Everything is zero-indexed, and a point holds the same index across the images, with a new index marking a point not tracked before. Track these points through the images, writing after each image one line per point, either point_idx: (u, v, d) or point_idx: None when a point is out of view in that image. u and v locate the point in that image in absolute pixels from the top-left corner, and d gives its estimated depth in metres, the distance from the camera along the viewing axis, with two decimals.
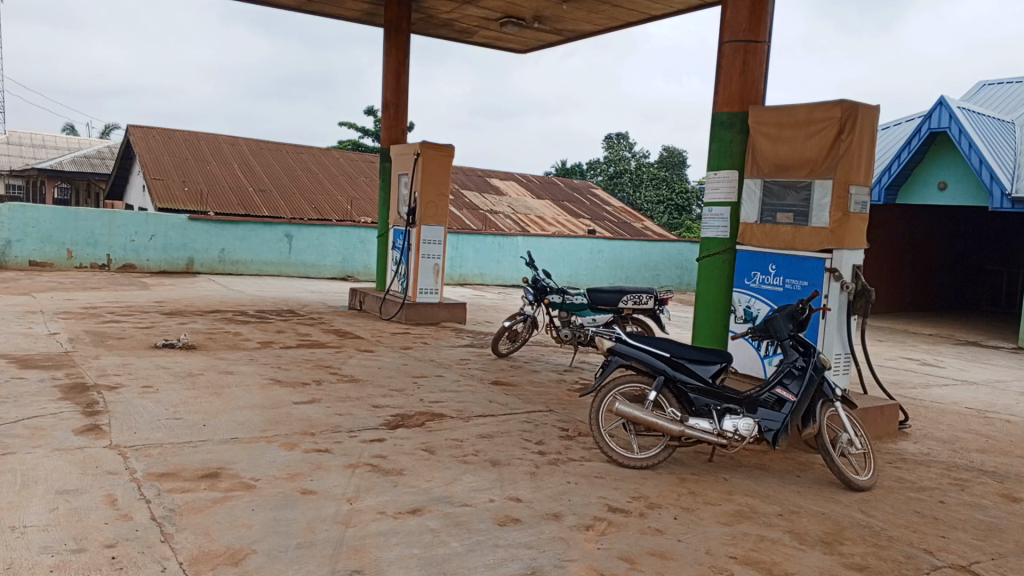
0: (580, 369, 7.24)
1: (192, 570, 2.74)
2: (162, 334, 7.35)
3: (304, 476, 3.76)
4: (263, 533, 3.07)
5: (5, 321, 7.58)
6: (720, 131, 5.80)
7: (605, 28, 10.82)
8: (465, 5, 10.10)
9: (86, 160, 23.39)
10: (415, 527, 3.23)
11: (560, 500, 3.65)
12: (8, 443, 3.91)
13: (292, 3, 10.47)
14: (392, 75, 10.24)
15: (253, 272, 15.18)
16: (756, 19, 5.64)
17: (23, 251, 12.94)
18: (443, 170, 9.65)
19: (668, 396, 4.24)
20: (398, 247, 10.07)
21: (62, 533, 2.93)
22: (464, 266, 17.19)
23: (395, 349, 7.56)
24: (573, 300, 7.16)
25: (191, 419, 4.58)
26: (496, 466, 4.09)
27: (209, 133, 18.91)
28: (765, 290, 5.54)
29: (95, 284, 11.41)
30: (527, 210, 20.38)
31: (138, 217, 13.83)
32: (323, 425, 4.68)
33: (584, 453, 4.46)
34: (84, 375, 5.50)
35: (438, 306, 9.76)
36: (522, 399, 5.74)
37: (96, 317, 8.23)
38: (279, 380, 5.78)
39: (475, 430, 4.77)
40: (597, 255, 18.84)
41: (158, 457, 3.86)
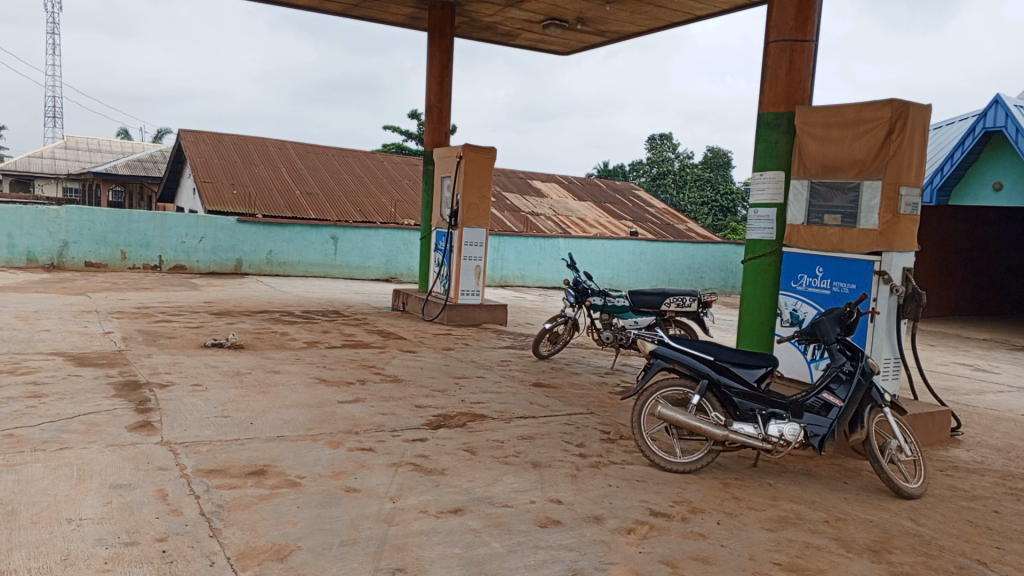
0: (622, 371, 7.20)
1: (240, 565, 2.79)
2: (211, 334, 7.52)
3: (347, 474, 3.81)
4: (307, 530, 3.12)
5: (63, 320, 7.83)
6: (766, 132, 5.72)
7: (648, 29, 10.75)
8: (508, 8, 10.13)
9: (139, 165, 24.03)
10: (456, 526, 3.25)
11: (602, 503, 3.64)
12: (65, 438, 4.04)
13: (338, 8, 10.62)
14: (435, 79, 10.32)
15: (300, 273, 15.43)
16: (803, 17, 5.54)
17: (79, 253, 13.40)
18: (485, 172, 9.69)
19: (711, 399, 4.20)
20: (441, 249, 10.15)
21: (115, 526, 3.02)
22: (505, 267, 17.23)
23: (438, 350, 7.61)
24: (614, 302, 7.12)
25: (239, 417, 4.68)
26: (537, 468, 4.09)
27: (258, 137, 19.28)
28: (812, 293, 5.45)
29: (147, 285, 11.73)
30: (569, 211, 20.35)
31: (188, 220, 14.15)
32: (366, 424, 4.73)
33: (626, 456, 4.44)
34: (136, 373, 5.66)
35: (480, 308, 9.81)
36: (564, 402, 5.73)
37: (148, 316, 8.45)
38: (324, 379, 5.87)
39: (516, 431, 4.78)
40: (639, 257, 18.71)
41: (207, 454, 3.95)
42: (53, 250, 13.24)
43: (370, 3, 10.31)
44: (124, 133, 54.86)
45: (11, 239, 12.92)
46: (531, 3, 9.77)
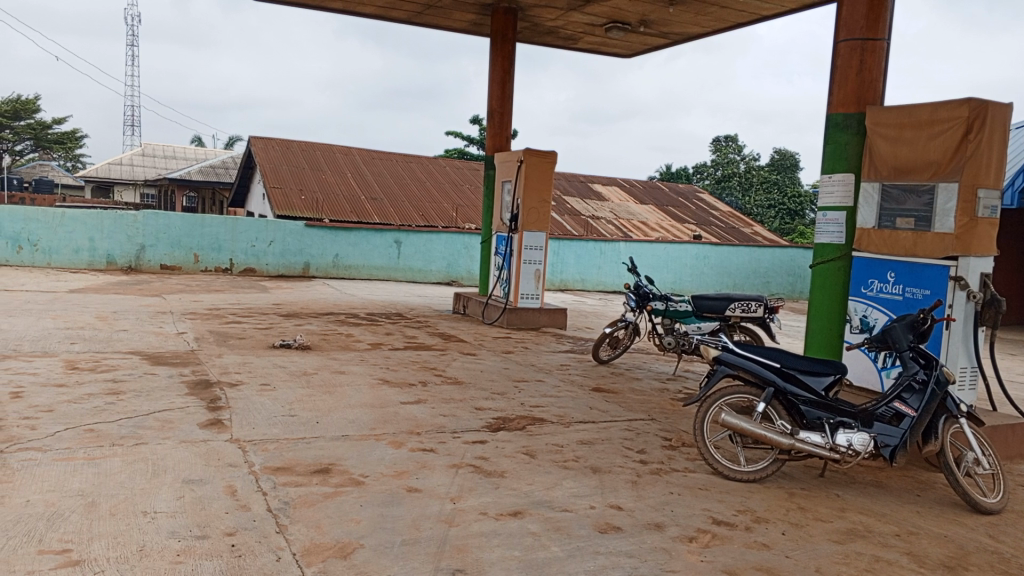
0: (685, 378, 7.11)
1: (305, 561, 2.86)
2: (279, 335, 7.72)
3: (409, 474, 3.87)
4: (370, 528, 3.18)
5: (140, 320, 8.16)
6: (835, 133, 5.58)
7: (713, 30, 10.59)
8: (570, 12, 10.13)
9: (212, 171, 24.84)
10: (516, 529, 3.26)
11: (663, 511, 3.59)
12: (141, 433, 4.21)
13: (403, 15, 10.80)
14: (497, 84, 10.39)
15: (365, 276, 15.71)
16: (875, 15, 5.39)
17: (155, 256, 13.93)
18: (545, 176, 9.68)
19: (777, 407, 4.11)
20: (501, 253, 10.20)
21: (187, 519, 3.13)
22: (565, 272, 17.20)
23: (497, 353, 7.64)
24: (676, 307, 7.03)
25: (305, 416, 4.79)
26: (596, 473, 4.07)
27: (324, 143, 19.73)
28: (883, 299, 5.29)
29: (218, 287, 12.12)
30: (630, 215, 20.21)
31: (258, 224, 14.56)
32: (428, 425, 4.79)
33: (688, 464, 4.38)
34: (208, 372, 5.85)
35: (539, 311, 9.82)
36: (623, 407, 5.69)
37: (219, 317, 8.75)
38: (387, 380, 5.96)
39: (575, 436, 4.77)
40: (703, 261, 18.44)
41: (274, 452, 4.06)
42: (131, 253, 13.82)
43: (434, 10, 10.45)
44: (197, 140, 56.81)
45: (93, 243, 13.58)
46: (593, 6, 9.75)
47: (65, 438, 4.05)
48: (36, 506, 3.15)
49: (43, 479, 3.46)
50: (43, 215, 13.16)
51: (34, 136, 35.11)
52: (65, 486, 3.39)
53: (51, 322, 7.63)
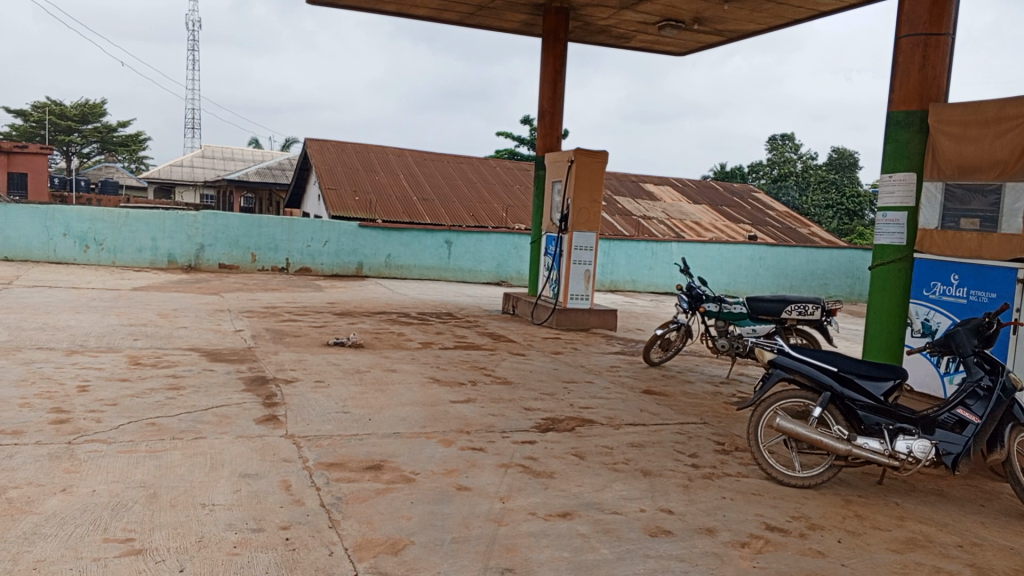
0: (738, 381, 6.98)
1: (357, 556, 2.90)
2: (333, 333, 7.86)
3: (459, 472, 3.90)
4: (421, 525, 3.21)
5: (200, 318, 8.39)
6: (895, 131, 5.39)
7: (768, 27, 10.41)
8: (623, 11, 10.06)
9: (269, 172, 25.42)
10: (565, 530, 3.26)
11: (714, 515, 3.54)
12: (200, 427, 4.33)
13: (455, 17, 10.89)
14: (548, 83, 10.37)
15: (416, 276, 15.86)
16: (939, 9, 5.20)
17: (214, 255, 14.31)
18: (596, 177, 9.62)
19: (834, 412, 4.02)
20: (551, 253, 10.19)
21: (243, 512, 3.20)
22: (616, 272, 17.09)
23: (547, 354, 7.65)
24: (731, 309, 6.92)
25: (358, 413, 4.86)
26: (646, 476, 4.04)
27: (377, 145, 20.00)
28: (946, 302, 5.25)
29: (275, 286, 12.39)
30: (683, 215, 19.99)
31: (313, 225, 14.83)
32: (477, 424, 4.81)
33: (741, 468, 4.31)
34: (264, 368, 5.98)
35: (589, 313, 9.78)
36: (675, 410, 5.63)
37: (275, 315, 8.93)
38: (437, 379, 6.00)
39: (626, 438, 4.73)
40: (758, 262, 18.13)
41: (328, 448, 4.13)
42: (191, 252, 14.22)
43: (486, 11, 10.50)
44: (255, 142, 58.34)
45: (155, 243, 14.03)
46: (646, 4, 9.68)
47: (127, 431, 4.18)
48: (101, 496, 3.27)
49: (107, 470, 3.59)
50: (108, 216, 13.64)
51: (101, 139, 36.45)
52: (128, 477, 3.51)
53: (116, 319, 7.90)
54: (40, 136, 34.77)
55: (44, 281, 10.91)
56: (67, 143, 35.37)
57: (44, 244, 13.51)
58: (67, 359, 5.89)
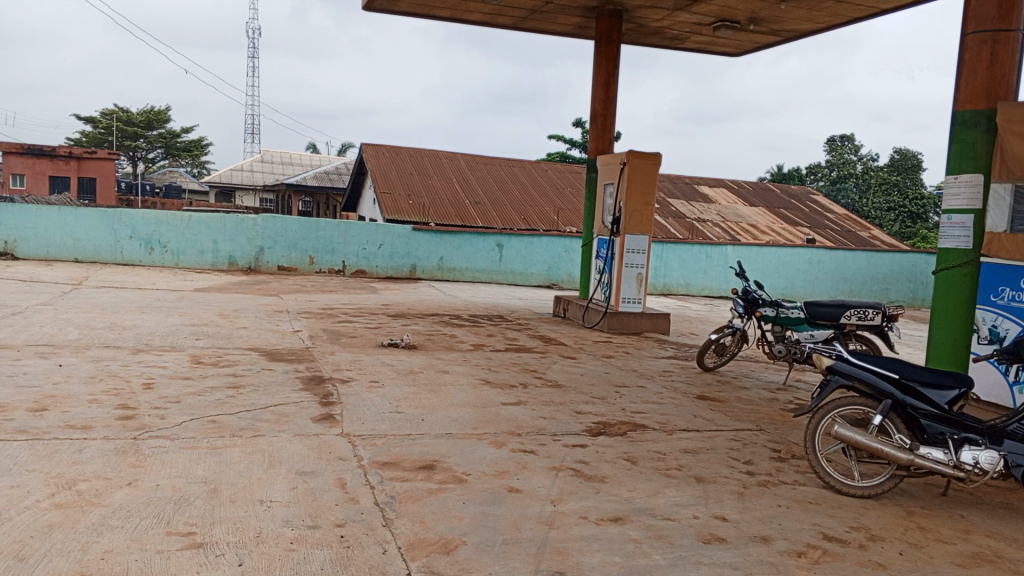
0: (795, 388, 6.83)
1: (410, 554, 2.94)
2: (387, 334, 7.97)
3: (510, 474, 3.91)
4: (473, 526, 3.23)
5: (259, 318, 8.61)
6: (961, 131, 5.24)
7: (827, 25, 10.18)
8: (677, 12, 9.98)
9: (326, 176, 25.95)
10: (616, 535, 3.24)
11: (770, 523, 3.48)
12: (259, 425, 4.44)
13: (508, 21, 10.94)
14: (601, 86, 10.32)
15: (468, 279, 15.96)
16: (1009, 5, 5.01)
17: (273, 258, 14.63)
18: (649, 179, 9.54)
19: (895, 421, 3.91)
20: (602, 257, 10.14)
21: (300, 509, 3.27)
22: (669, 275, 16.91)
23: (598, 357, 7.61)
24: (788, 314, 6.75)
25: (411, 414, 4.92)
26: (700, 483, 3.99)
27: (431, 149, 20.21)
28: (1016, 308, 5.09)
29: (332, 288, 12.63)
30: (739, 218, 19.71)
31: (368, 228, 15.04)
32: (528, 426, 4.82)
33: (798, 476, 4.23)
34: (321, 368, 6.10)
35: (642, 316, 9.71)
36: (730, 416, 5.54)
37: (332, 316, 9.11)
38: (488, 381, 6.03)
39: (679, 444, 4.68)
40: (816, 266, 17.74)
41: (382, 447, 4.19)
42: (251, 254, 14.58)
43: (539, 14, 10.52)
44: (313, 147, 59.54)
45: (216, 245, 14.43)
46: (701, 5, 9.57)
47: (190, 428, 4.31)
48: (164, 490, 3.38)
49: (171, 465, 3.71)
50: (172, 219, 14.08)
51: (166, 145, 37.61)
52: (190, 472, 3.62)
53: (180, 319, 8.15)
54: (108, 142, 36.10)
55: (113, 282, 11.33)
56: (134, 148, 36.66)
57: (112, 247, 14.03)
58: (133, 358, 6.09)
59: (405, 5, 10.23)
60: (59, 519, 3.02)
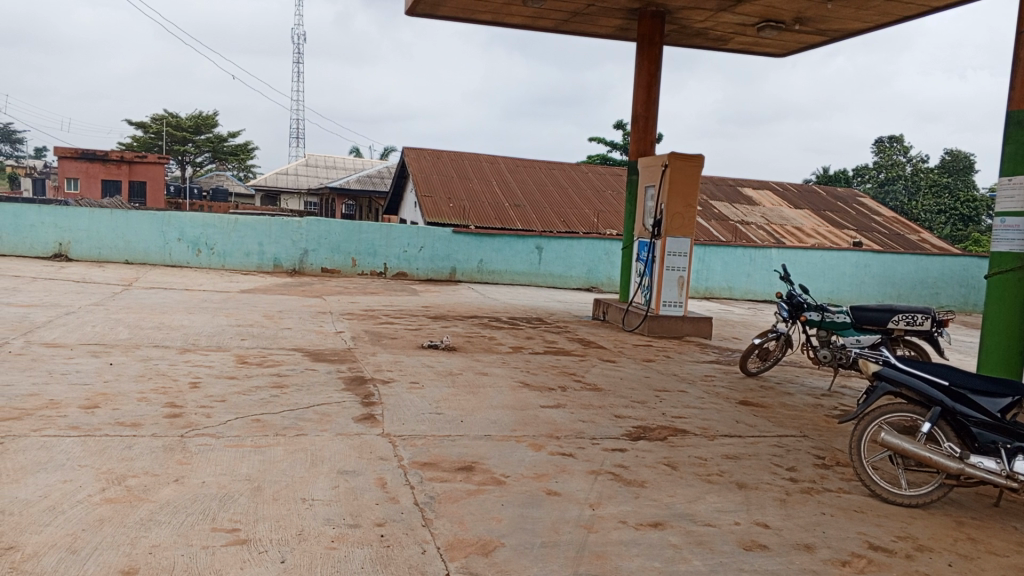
0: (840, 394, 6.69)
1: (449, 555, 2.95)
2: (427, 336, 8.03)
3: (549, 477, 3.91)
4: (511, 528, 3.23)
5: (303, 319, 8.74)
6: (1016, 132, 5.08)
7: (875, 24, 9.97)
8: (721, 13, 9.88)
9: (369, 180, 26.24)
10: (656, 540, 3.22)
11: (813, 532, 3.42)
12: (302, 424, 4.51)
13: (550, 24, 10.94)
14: (642, 88, 10.24)
15: (507, 281, 15.98)
16: None
17: (316, 260, 14.85)
18: (691, 181, 9.45)
19: (944, 429, 3.81)
20: (643, 259, 10.08)
21: (341, 508, 3.31)
22: (711, 278, 16.71)
23: (638, 361, 7.56)
24: (834, 318, 6.65)
25: (451, 415, 4.95)
26: (742, 489, 3.93)
27: (471, 152, 20.30)
28: None
29: (373, 290, 12.76)
30: (783, 220, 19.42)
31: (410, 231, 15.17)
32: (567, 429, 4.82)
33: (843, 484, 4.15)
34: (363, 369, 6.17)
35: (683, 320, 9.63)
36: (773, 422, 5.46)
37: (373, 318, 9.20)
38: (527, 384, 6.03)
39: (721, 450, 4.63)
40: (863, 269, 17.38)
41: (422, 447, 4.22)
42: (296, 256, 14.81)
43: (580, 17, 10.50)
44: (356, 150, 60.24)
45: (262, 247, 14.71)
46: (745, 5, 9.45)
47: (235, 427, 4.40)
48: (210, 487, 3.45)
49: (217, 462, 3.79)
50: (220, 222, 14.39)
51: (213, 148, 38.40)
52: (235, 470, 3.69)
53: (225, 319, 8.32)
54: (159, 146, 37.04)
55: (162, 283, 11.62)
56: (183, 153, 37.54)
57: (161, 249, 14.38)
58: (181, 357, 6.24)
59: (447, 9, 10.30)
60: (109, 513, 3.10)
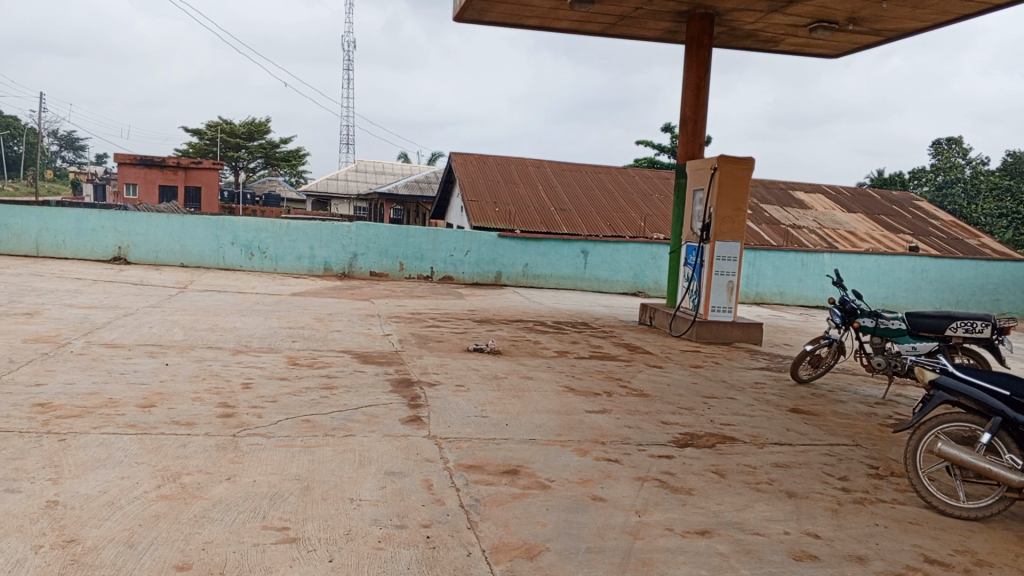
0: (896, 403, 6.52)
1: (494, 558, 2.96)
2: (473, 340, 8.07)
3: (594, 483, 3.89)
4: (556, 533, 3.23)
5: (352, 322, 8.86)
6: None
7: (933, 23, 9.70)
8: (771, 14, 9.74)
9: (416, 185, 26.49)
10: (703, 548, 3.18)
11: (867, 543, 3.34)
12: (351, 425, 4.58)
13: (597, 28, 10.93)
14: (691, 90, 10.13)
15: (553, 285, 15.95)
16: None
17: (365, 264, 15.05)
18: (742, 184, 9.31)
19: (1006, 440, 3.68)
20: (691, 264, 9.96)
21: (389, 509, 3.35)
22: (761, 284, 16.43)
23: (685, 367, 7.48)
24: (888, 325, 6.44)
25: (496, 418, 4.97)
26: (792, 498, 3.86)
27: (518, 157, 20.36)
28: None
29: (420, 293, 12.88)
30: (836, 225, 19.00)
31: (456, 235, 15.27)
32: (613, 435, 4.79)
33: (897, 495, 4.04)
34: (409, 371, 6.23)
35: (732, 325, 9.50)
36: (825, 430, 5.34)
37: (420, 321, 9.29)
38: (573, 389, 6.02)
39: (770, 458, 4.55)
40: (919, 275, 16.90)
41: (467, 450, 4.25)
42: (345, 260, 15.04)
43: (628, 20, 10.46)
44: (404, 156, 60.91)
45: (313, 251, 14.97)
46: (796, 6, 9.30)
47: (286, 427, 4.48)
48: (261, 486, 3.52)
49: (267, 462, 3.87)
50: (272, 226, 14.68)
51: (266, 155, 39.21)
52: (285, 469, 3.76)
53: (276, 322, 8.48)
54: (213, 152, 37.99)
55: (216, 286, 11.92)
56: (237, 159, 38.42)
57: (215, 253, 14.75)
58: (234, 358, 6.38)
59: (495, 15, 10.36)
60: (164, 509, 3.19)
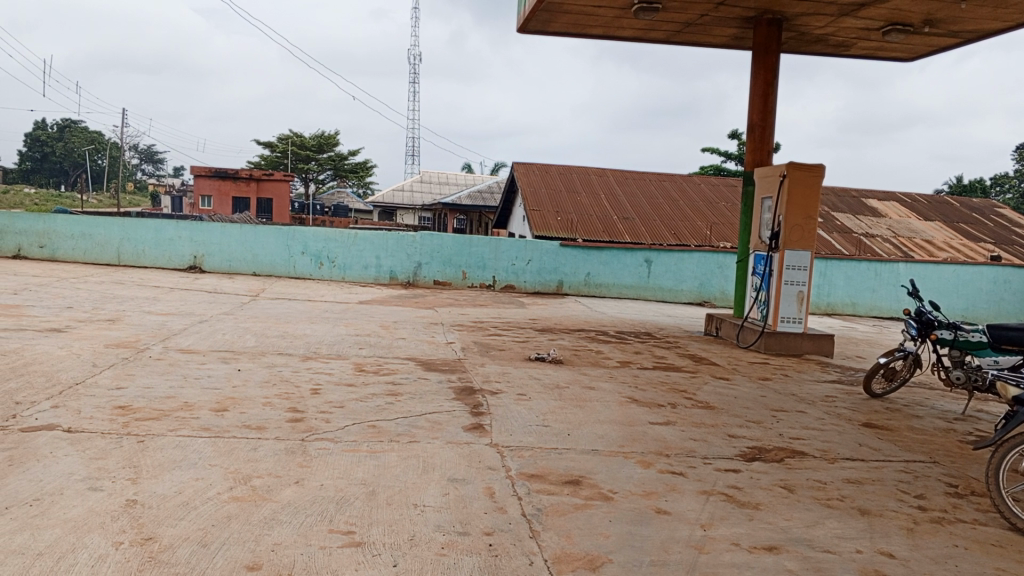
0: (977, 419, 6.23)
1: (556, 568, 2.95)
2: (535, 349, 8.07)
3: (658, 495, 3.84)
4: (619, 544, 3.20)
5: (416, 330, 8.97)
6: None
7: (1016, 23, 9.31)
8: (842, 17, 9.50)
9: (480, 195, 26.71)
10: (771, 564, 3.10)
11: (945, 564, 3.21)
12: (415, 432, 4.64)
13: (661, 35, 10.85)
14: (758, 97, 9.95)
15: (615, 295, 15.83)
16: None
17: (429, 273, 15.25)
18: (812, 192, 9.09)
19: None
20: (759, 273, 9.75)
21: (451, 515, 3.38)
22: (833, 293, 15.96)
23: (753, 379, 7.32)
24: (968, 337, 6.18)
25: (558, 428, 4.96)
26: (865, 515, 3.73)
27: (580, 166, 20.33)
28: None
29: (483, 302, 12.96)
30: (912, 233, 18.34)
31: (519, 244, 15.32)
32: (677, 447, 4.72)
33: (978, 515, 3.87)
34: (472, 379, 6.28)
35: (802, 336, 9.26)
36: (900, 446, 5.15)
37: (483, 330, 9.34)
38: (636, 399, 5.96)
39: (842, 474, 4.41)
40: (1002, 286, 16.19)
41: (529, 459, 4.25)
42: (410, 269, 15.27)
43: (693, 27, 10.35)
44: (467, 167, 61.40)
45: (379, 261, 15.25)
46: (869, 9, 9.06)
47: (352, 432, 4.57)
48: (328, 490, 3.60)
49: (334, 466, 3.95)
50: (339, 236, 15.03)
51: (334, 167, 40.10)
52: (351, 474, 3.83)
53: (343, 329, 8.66)
54: (284, 164, 39.05)
55: (286, 294, 12.26)
56: (306, 171, 39.45)
57: (285, 262, 15.16)
58: (303, 364, 6.55)
59: (559, 25, 10.42)
60: (236, 511, 3.29)
